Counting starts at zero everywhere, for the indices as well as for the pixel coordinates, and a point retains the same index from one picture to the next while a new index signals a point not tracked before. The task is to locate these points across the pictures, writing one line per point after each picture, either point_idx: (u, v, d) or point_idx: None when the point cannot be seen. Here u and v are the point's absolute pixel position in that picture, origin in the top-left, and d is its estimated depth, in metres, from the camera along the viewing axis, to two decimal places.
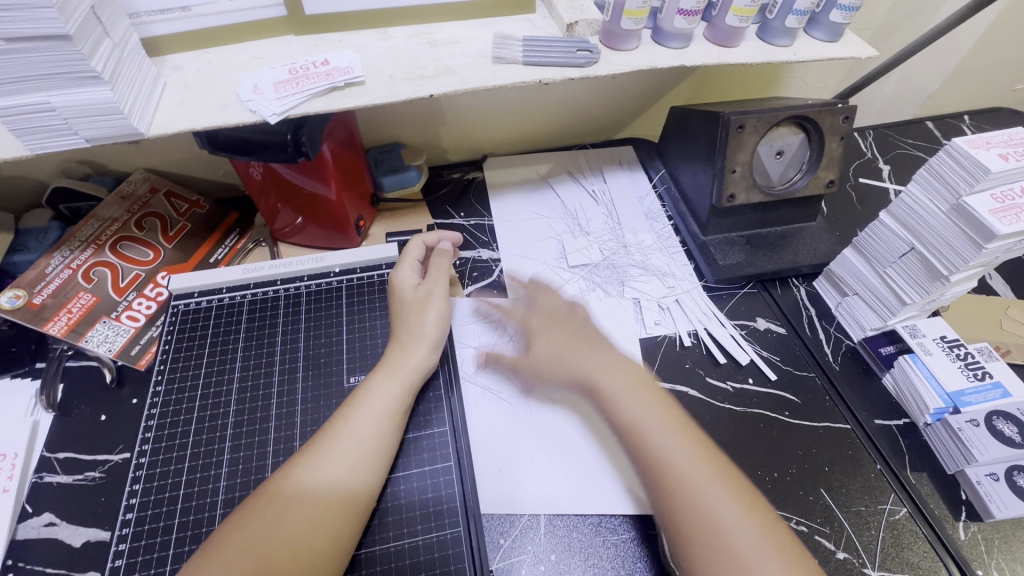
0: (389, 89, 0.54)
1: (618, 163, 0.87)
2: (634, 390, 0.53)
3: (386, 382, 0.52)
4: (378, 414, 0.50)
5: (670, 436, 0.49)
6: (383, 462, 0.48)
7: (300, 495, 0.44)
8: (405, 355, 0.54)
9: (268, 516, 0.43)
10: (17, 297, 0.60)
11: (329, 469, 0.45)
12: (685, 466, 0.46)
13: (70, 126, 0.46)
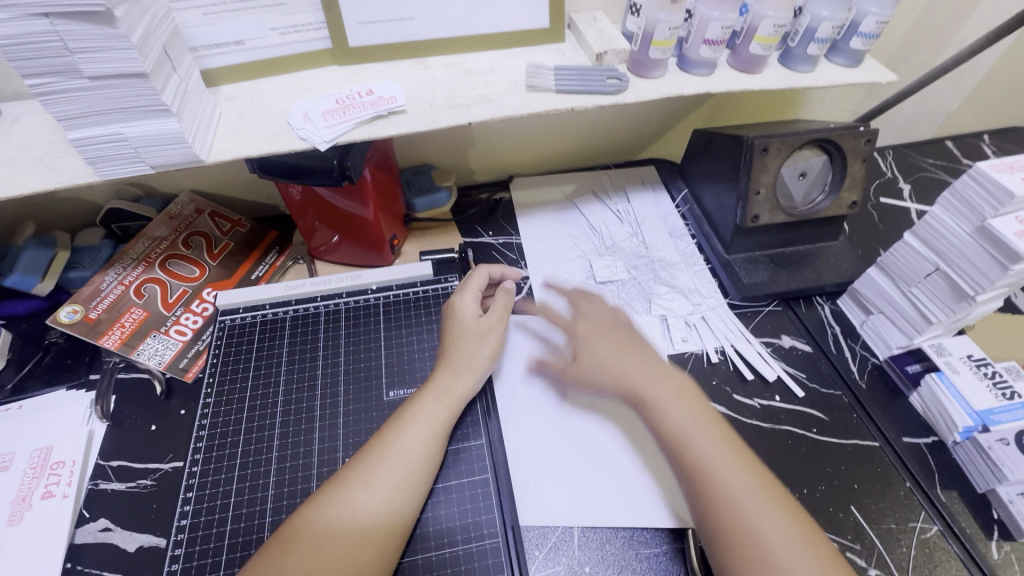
0: (429, 117, 0.57)
1: (641, 183, 0.89)
2: (677, 394, 0.55)
3: (427, 407, 0.53)
4: (417, 440, 0.51)
5: (716, 446, 0.50)
6: (424, 484, 0.50)
7: (337, 523, 0.45)
8: (449, 373, 0.56)
9: (304, 540, 0.44)
10: (75, 312, 0.63)
11: (364, 501, 0.46)
12: (725, 466, 0.49)
13: (138, 154, 0.50)
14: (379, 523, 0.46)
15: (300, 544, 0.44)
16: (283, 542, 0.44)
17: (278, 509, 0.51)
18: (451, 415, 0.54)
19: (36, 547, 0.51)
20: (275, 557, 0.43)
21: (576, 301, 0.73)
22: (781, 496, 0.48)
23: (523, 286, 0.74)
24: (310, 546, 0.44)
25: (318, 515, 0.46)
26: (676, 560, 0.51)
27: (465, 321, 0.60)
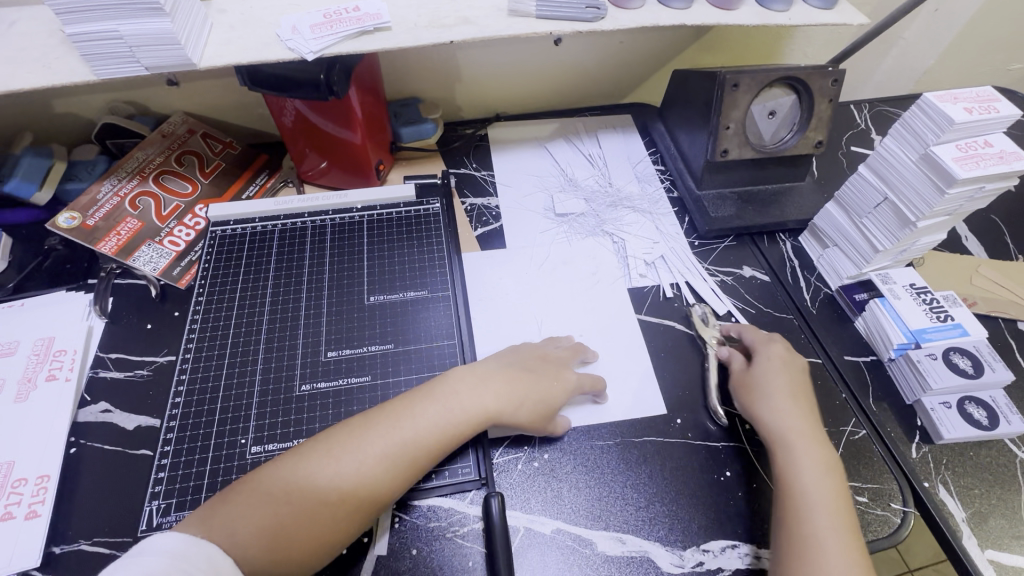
0: (413, 34, 0.60)
1: (614, 128, 0.91)
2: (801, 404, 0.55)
3: (449, 396, 0.52)
4: (427, 426, 0.50)
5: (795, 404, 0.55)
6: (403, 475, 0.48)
7: (314, 481, 0.46)
8: (503, 384, 0.54)
9: (278, 490, 0.45)
10: (73, 219, 0.67)
11: (345, 463, 0.47)
12: (787, 432, 0.53)
13: (133, 53, 0.52)
14: (359, 494, 0.46)
15: (268, 497, 0.45)
16: (257, 491, 0.45)
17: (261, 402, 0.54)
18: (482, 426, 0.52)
19: (42, 422, 0.56)
20: (247, 502, 0.45)
21: (534, 233, 0.75)
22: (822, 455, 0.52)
23: (492, 224, 0.76)
24: (291, 503, 0.45)
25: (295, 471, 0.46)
26: (623, 450, 0.57)
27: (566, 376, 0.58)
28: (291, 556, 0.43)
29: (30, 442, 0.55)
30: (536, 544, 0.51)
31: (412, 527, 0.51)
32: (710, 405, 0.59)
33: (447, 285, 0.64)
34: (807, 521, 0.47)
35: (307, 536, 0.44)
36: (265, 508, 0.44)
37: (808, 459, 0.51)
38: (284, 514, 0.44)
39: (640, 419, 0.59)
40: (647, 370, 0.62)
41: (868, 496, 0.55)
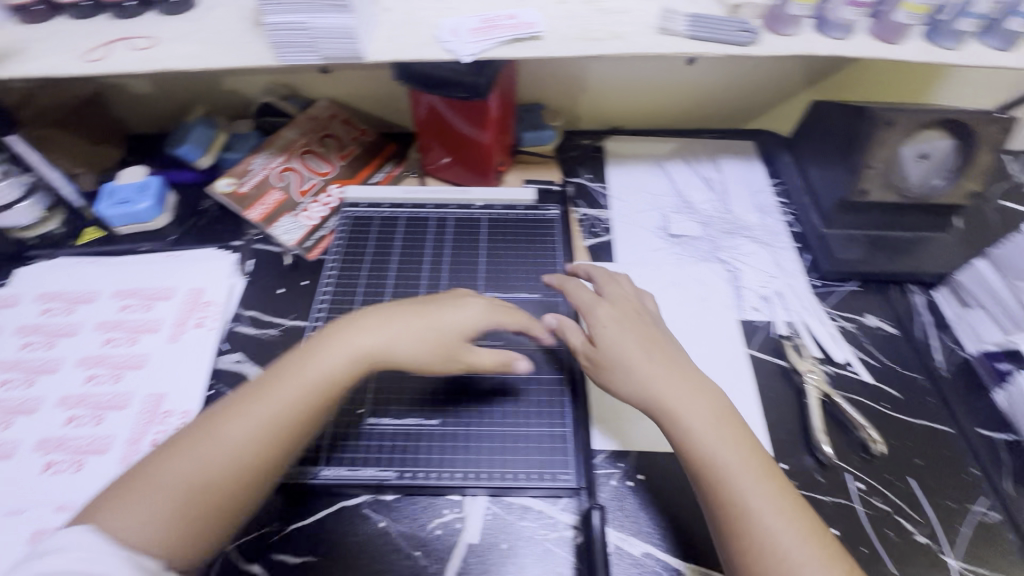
0: (564, 45, 0.61)
1: (735, 153, 0.88)
2: (698, 399, 0.51)
3: (289, 364, 0.51)
4: (271, 400, 0.49)
5: (695, 402, 0.51)
6: (248, 468, 0.46)
7: (203, 462, 0.46)
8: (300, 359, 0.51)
9: (164, 476, 0.45)
10: (230, 185, 0.74)
11: (183, 462, 0.46)
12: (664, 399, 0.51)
13: (315, 44, 0.57)
14: (236, 465, 0.46)
15: (157, 491, 0.44)
16: (136, 482, 0.45)
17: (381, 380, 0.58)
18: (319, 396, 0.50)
19: (188, 363, 0.62)
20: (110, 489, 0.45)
21: (644, 250, 0.75)
22: (760, 459, 0.48)
23: (602, 237, 0.77)
24: (157, 489, 0.44)
25: (165, 456, 0.46)
26: None
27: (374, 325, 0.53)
28: (199, 525, 0.45)
29: (178, 379, 0.61)
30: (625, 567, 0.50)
31: (505, 521, 0.53)
32: (814, 442, 0.58)
33: (558, 291, 0.65)
34: (757, 531, 0.44)
35: (205, 499, 0.45)
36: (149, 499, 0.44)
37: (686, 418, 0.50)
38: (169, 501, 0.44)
39: None
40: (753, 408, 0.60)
41: None
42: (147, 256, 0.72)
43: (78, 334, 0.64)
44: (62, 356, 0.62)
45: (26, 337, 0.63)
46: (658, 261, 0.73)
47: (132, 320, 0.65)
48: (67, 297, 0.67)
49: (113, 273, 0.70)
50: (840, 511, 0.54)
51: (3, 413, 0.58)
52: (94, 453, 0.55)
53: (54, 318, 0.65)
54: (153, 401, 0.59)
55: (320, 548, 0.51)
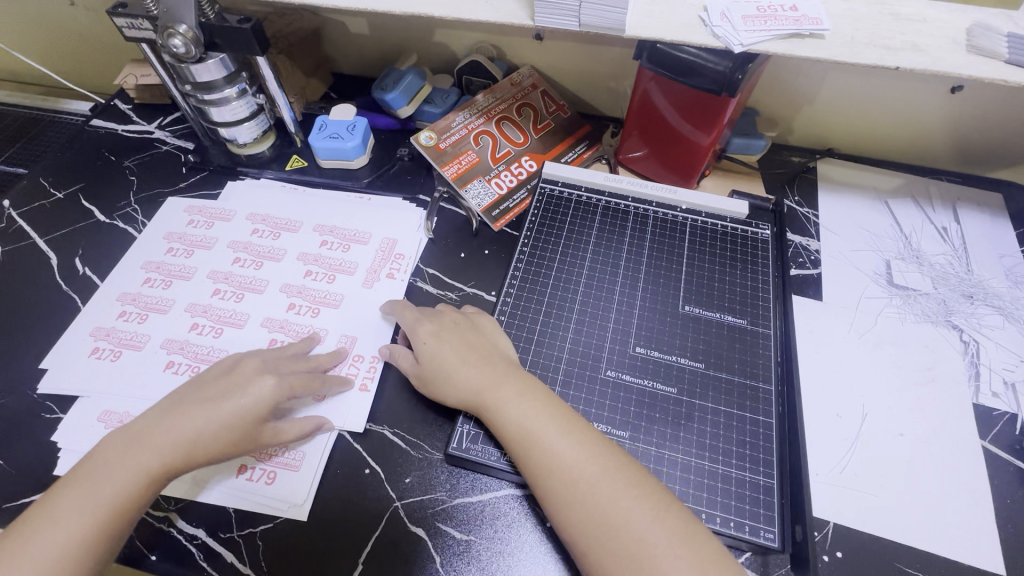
0: (850, 50, 0.53)
1: (978, 205, 0.75)
2: (592, 456, 0.45)
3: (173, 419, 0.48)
4: (166, 446, 0.47)
5: (563, 440, 0.46)
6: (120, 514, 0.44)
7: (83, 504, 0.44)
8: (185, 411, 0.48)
9: (60, 510, 0.43)
10: (430, 139, 0.74)
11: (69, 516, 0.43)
12: (579, 474, 0.44)
13: (578, 9, 0.53)
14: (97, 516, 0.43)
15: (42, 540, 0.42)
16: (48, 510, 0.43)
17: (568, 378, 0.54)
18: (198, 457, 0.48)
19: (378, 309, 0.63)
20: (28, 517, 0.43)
21: (859, 296, 0.65)
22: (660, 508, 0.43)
23: (809, 270, 0.68)
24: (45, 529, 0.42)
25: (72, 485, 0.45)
26: None
27: (264, 384, 0.51)
28: None
29: (367, 325, 0.61)
30: None
31: None
32: None
33: (769, 323, 0.58)
34: None
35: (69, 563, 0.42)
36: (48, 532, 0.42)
37: (602, 498, 0.43)
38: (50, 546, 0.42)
39: (964, 568, 0.48)
40: (985, 514, 0.51)
41: None
42: (346, 196, 0.73)
43: (284, 259, 0.67)
44: (269, 278, 0.65)
45: (238, 254, 0.67)
46: (873, 312, 0.64)
47: (330, 256, 0.67)
48: (272, 220, 0.70)
49: (314, 206, 0.72)
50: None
51: (214, 321, 0.61)
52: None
53: (263, 240, 0.68)
54: (347, 342, 0.60)
55: (489, 533, 0.50)
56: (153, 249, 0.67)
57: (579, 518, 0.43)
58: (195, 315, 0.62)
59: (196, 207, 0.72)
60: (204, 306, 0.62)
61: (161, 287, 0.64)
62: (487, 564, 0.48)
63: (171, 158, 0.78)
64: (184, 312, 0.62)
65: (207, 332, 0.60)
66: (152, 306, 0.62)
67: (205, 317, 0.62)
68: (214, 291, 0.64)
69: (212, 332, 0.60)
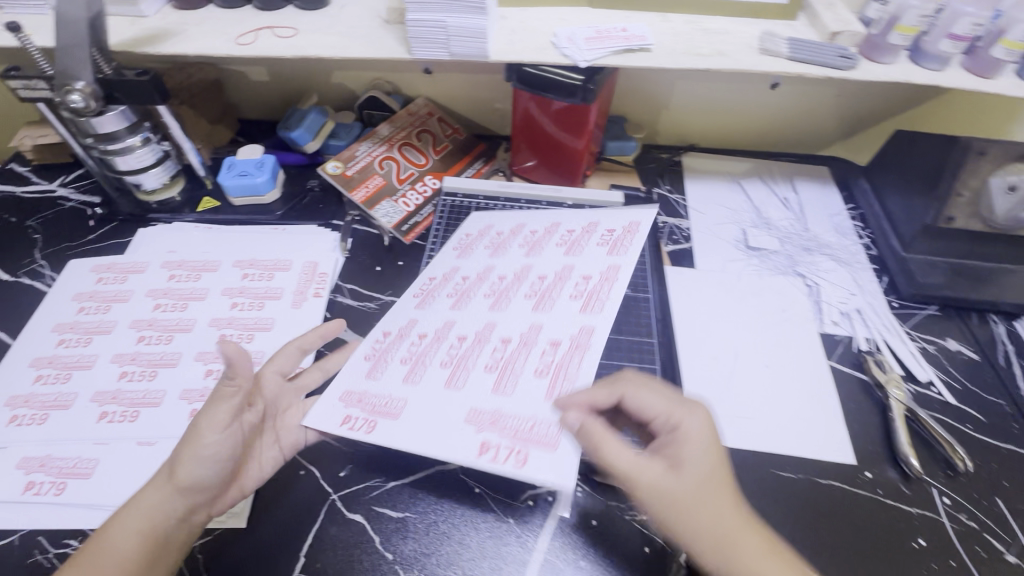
0: (671, 58, 0.65)
1: (811, 176, 0.90)
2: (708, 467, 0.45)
3: (122, 518, 0.46)
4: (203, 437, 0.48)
5: (688, 438, 0.47)
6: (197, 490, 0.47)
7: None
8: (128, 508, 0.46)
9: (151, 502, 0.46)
10: (337, 168, 0.80)
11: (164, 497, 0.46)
12: (693, 471, 0.45)
13: (447, 41, 0.63)
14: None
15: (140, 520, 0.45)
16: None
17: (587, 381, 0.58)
18: (160, 545, 0.45)
19: (541, 417, 0.51)
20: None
21: (724, 260, 0.77)
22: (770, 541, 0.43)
23: (682, 244, 0.79)
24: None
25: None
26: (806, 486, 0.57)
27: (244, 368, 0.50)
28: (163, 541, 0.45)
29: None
30: None
31: (596, 499, 0.55)
32: (898, 457, 0.59)
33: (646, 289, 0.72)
34: None
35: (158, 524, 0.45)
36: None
37: (730, 526, 0.43)
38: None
39: (826, 462, 0.58)
40: (837, 417, 0.62)
41: None
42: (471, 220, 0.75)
43: (502, 245, 0.70)
44: (458, 274, 0.68)
45: (158, 300, 0.67)
46: (736, 272, 0.76)
47: (574, 235, 0.68)
48: (580, 238, 0.68)
49: (228, 242, 0.75)
50: (926, 520, 0.55)
51: (368, 412, 0.54)
52: (436, 383, 0.56)
53: (596, 244, 0.66)
54: (475, 415, 0.52)
55: (422, 505, 0.54)
56: (63, 312, 0.66)
57: (684, 497, 0.44)
58: (348, 381, 0.58)
59: (104, 265, 0.71)
60: (406, 313, 0.64)
61: (82, 344, 0.63)
62: (423, 533, 0.53)
63: (77, 214, 0.79)
64: (388, 322, 0.63)
65: (384, 350, 0.60)
66: (140, 402, 0.58)
67: (371, 361, 0.59)
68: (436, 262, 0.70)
69: (388, 339, 0.61)
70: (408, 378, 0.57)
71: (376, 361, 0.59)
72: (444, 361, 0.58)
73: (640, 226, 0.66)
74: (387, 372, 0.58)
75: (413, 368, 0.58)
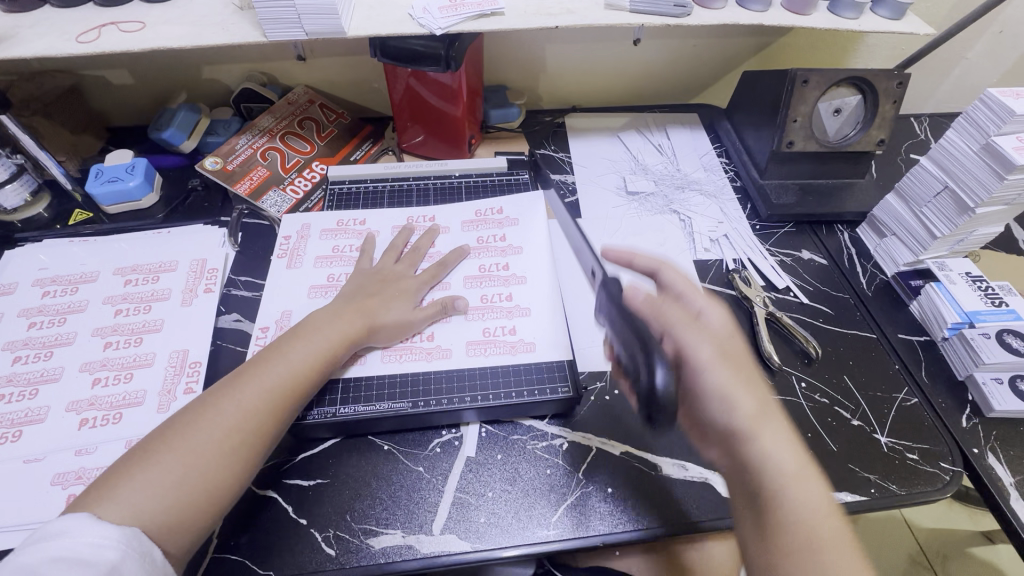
0: (522, 19, 0.69)
1: (682, 123, 0.98)
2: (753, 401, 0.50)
3: (309, 330, 0.57)
4: (354, 321, 0.59)
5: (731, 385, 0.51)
6: (328, 360, 0.56)
7: (238, 404, 0.50)
8: (357, 308, 0.60)
9: (291, 352, 0.55)
10: (216, 163, 0.79)
11: (302, 349, 0.56)
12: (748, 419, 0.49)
13: (299, 20, 0.63)
14: (258, 403, 0.51)
15: (283, 365, 0.54)
16: (200, 413, 0.50)
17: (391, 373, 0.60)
18: (348, 345, 0.58)
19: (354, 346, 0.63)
20: (124, 456, 0.47)
21: (607, 207, 0.83)
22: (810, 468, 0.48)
23: (569, 198, 0.84)
24: (174, 451, 0.47)
25: (216, 394, 0.51)
26: None
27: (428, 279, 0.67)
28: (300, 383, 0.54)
29: (195, 335, 0.64)
30: (605, 464, 0.57)
31: (500, 436, 0.59)
32: (762, 352, 0.66)
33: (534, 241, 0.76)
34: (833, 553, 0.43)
35: (304, 375, 0.54)
36: (172, 467, 0.46)
37: (786, 461, 0.48)
38: (178, 474, 0.46)
39: None
40: None
41: (919, 454, 0.60)
42: (485, 200, 0.79)
43: (481, 228, 0.75)
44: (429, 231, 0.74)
45: (33, 319, 0.64)
46: (619, 216, 0.82)
47: (497, 272, 0.70)
48: (489, 302, 0.67)
49: (107, 251, 0.72)
50: (787, 404, 0.63)
51: (285, 255, 0.71)
52: (305, 272, 0.70)
53: (498, 318, 0.65)
54: (283, 316, 0.65)
55: (335, 468, 0.56)
56: None
57: (756, 428, 0.49)
58: (320, 223, 0.75)
59: None
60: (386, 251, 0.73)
61: None
62: (336, 497, 0.55)
63: None
64: (372, 218, 0.76)
65: (343, 231, 0.75)
66: (23, 420, 0.56)
67: (332, 252, 0.72)
68: (457, 207, 0.78)
69: (356, 227, 0.75)
70: (314, 260, 0.71)
71: (332, 255, 0.72)
72: (331, 276, 0.69)
73: (527, 352, 0.63)
74: (304, 248, 0.72)
75: (298, 254, 0.72)
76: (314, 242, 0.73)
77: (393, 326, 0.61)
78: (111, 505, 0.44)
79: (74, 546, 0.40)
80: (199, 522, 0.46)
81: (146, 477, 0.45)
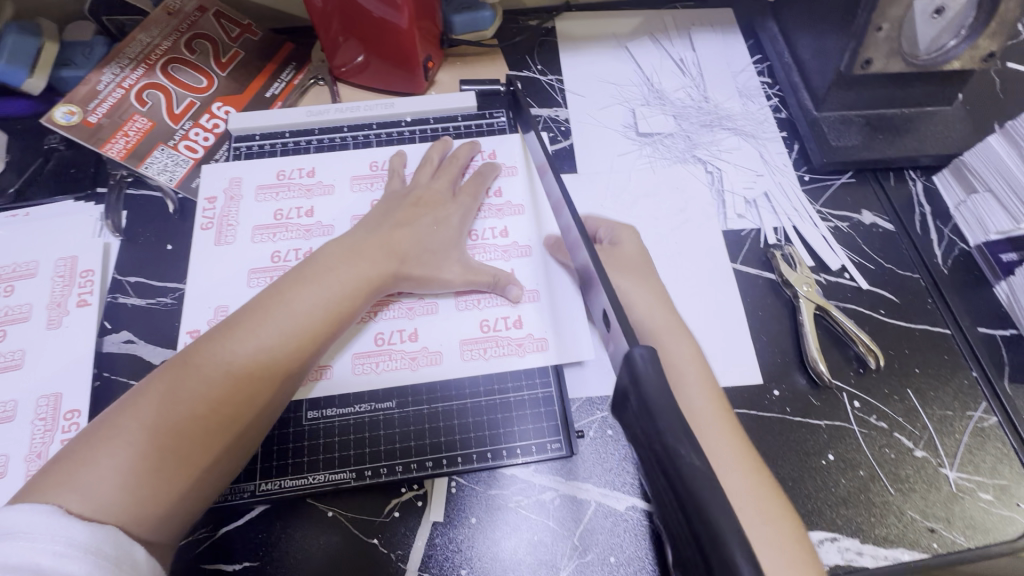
0: None
1: (712, 25, 0.73)
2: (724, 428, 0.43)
3: (319, 271, 0.46)
4: (374, 262, 0.48)
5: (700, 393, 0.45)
6: (343, 313, 0.46)
7: (228, 364, 0.40)
8: (379, 248, 0.48)
9: (294, 299, 0.44)
10: (72, 114, 0.57)
11: (310, 295, 0.44)
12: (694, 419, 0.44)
13: None
14: (252, 366, 0.41)
15: (284, 315, 0.43)
16: (184, 372, 0.40)
17: (344, 415, 0.48)
18: (367, 292, 0.47)
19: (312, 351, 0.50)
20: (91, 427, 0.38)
21: (612, 156, 0.63)
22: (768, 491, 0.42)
23: (561, 142, 0.64)
24: (149, 421, 0.38)
25: (203, 349, 0.41)
26: None
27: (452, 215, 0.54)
28: (307, 339, 0.43)
29: (71, 371, 0.49)
30: (607, 531, 0.45)
31: (473, 494, 0.46)
32: (807, 359, 0.52)
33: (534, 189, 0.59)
34: None
35: (312, 331, 0.44)
36: (143, 444, 0.37)
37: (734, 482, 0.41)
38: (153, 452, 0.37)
39: (734, 388, 0.51)
40: (745, 334, 0.54)
41: (993, 493, 0.48)
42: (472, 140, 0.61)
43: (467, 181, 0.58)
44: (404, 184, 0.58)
45: None
46: (626, 170, 0.62)
47: (495, 241, 0.55)
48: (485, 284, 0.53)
49: None
50: (835, 432, 0.50)
51: (217, 224, 0.55)
52: (247, 248, 0.55)
53: (498, 306, 0.52)
54: (217, 314, 0.51)
55: (265, 548, 0.44)
56: None
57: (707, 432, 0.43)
58: (256, 177, 0.58)
59: None
60: (340, 216, 0.57)
61: None
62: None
63: None
64: (324, 166, 0.59)
65: (286, 186, 0.58)
66: None
67: (277, 218, 0.56)
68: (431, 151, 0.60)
69: (303, 180, 0.58)
70: (251, 231, 0.55)
71: (276, 223, 0.56)
72: (277, 254, 0.54)
73: (536, 351, 0.50)
74: (236, 214, 0.56)
75: (228, 223, 0.55)
76: (250, 207, 0.56)
77: (419, 274, 0.50)
78: (72, 491, 0.35)
79: (38, 551, 0.31)
80: (184, 504, 0.38)
81: (111, 457, 0.37)
